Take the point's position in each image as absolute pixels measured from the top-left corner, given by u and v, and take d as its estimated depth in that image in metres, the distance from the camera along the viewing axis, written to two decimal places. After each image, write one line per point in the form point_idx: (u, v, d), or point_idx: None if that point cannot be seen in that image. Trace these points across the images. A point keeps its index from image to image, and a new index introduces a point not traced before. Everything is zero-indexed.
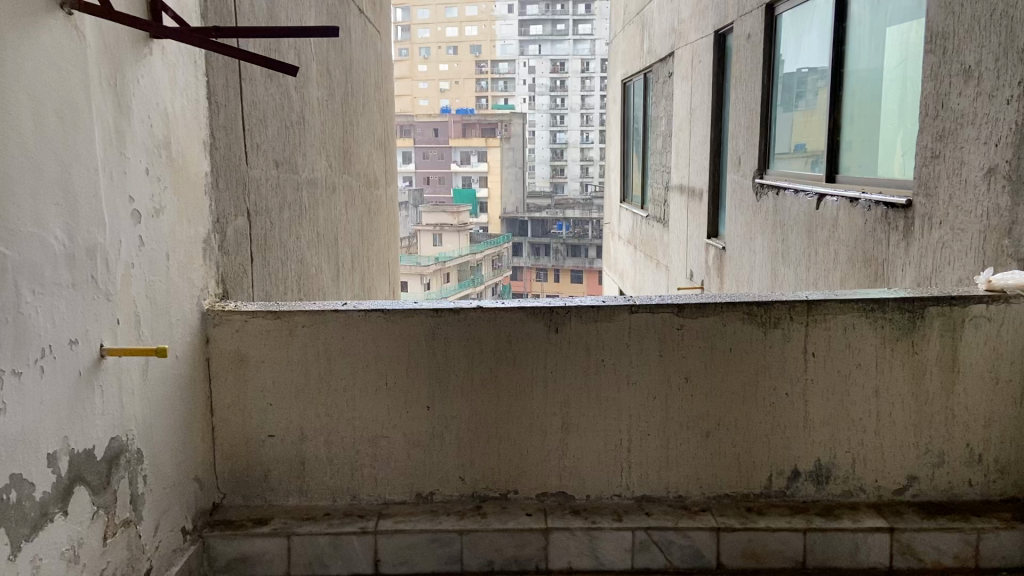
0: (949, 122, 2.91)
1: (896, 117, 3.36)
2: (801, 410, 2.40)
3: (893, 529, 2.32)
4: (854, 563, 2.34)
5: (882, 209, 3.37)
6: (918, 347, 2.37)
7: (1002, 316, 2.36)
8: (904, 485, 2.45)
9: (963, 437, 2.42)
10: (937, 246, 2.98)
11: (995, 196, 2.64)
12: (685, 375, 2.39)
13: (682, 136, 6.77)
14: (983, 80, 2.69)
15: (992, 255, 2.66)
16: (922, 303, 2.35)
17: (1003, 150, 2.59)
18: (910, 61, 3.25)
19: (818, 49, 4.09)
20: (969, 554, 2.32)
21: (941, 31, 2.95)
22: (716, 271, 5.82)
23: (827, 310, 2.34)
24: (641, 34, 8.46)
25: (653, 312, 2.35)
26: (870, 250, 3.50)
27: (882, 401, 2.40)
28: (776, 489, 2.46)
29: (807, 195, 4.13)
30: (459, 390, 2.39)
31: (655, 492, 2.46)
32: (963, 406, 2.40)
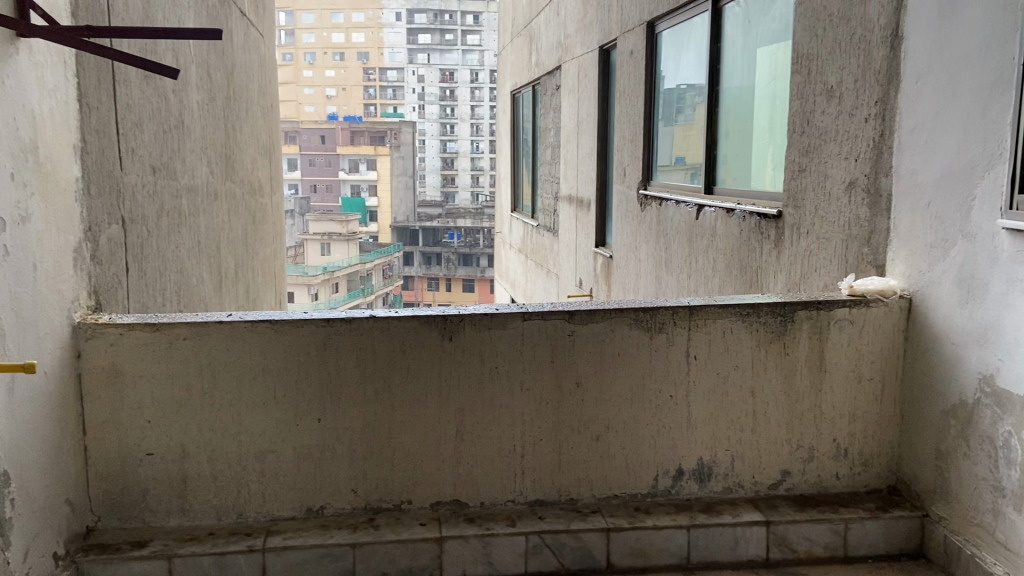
0: (814, 138, 3.11)
1: (767, 133, 3.56)
2: (685, 412, 2.51)
3: (769, 522, 2.45)
4: (735, 556, 2.45)
5: (756, 220, 3.56)
6: (789, 349, 2.52)
7: (863, 319, 2.54)
8: (779, 480, 2.59)
9: (830, 433, 2.59)
10: (805, 254, 3.17)
11: (855, 208, 2.84)
12: (576, 379, 2.44)
13: (569, 148, 6.92)
14: (844, 99, 2.89)
15: (854, 262, 2.86)
16: (792, 307, 2.50)
17: (862, 165, 2.79)
18: (779, 80, 3.45)
19: (695, 67, 4.29)
20: (837, 543, 2.48)
21: (806, 53, 3.15)
22: (604, 279, 5.98)
23: (708, 314, 2.46)
24: (528, 47, 8.61)
25: (544, 319, 2.39)
26: (745, 258, 3.68)
27: (758, 400, 2.53)
28: (662, 488, 2.55)
29: (687, 205, 4.31)
30: (350, 401, 2.35)
31: (547, 495, 2.50)
32: (830, 403, 2.57)
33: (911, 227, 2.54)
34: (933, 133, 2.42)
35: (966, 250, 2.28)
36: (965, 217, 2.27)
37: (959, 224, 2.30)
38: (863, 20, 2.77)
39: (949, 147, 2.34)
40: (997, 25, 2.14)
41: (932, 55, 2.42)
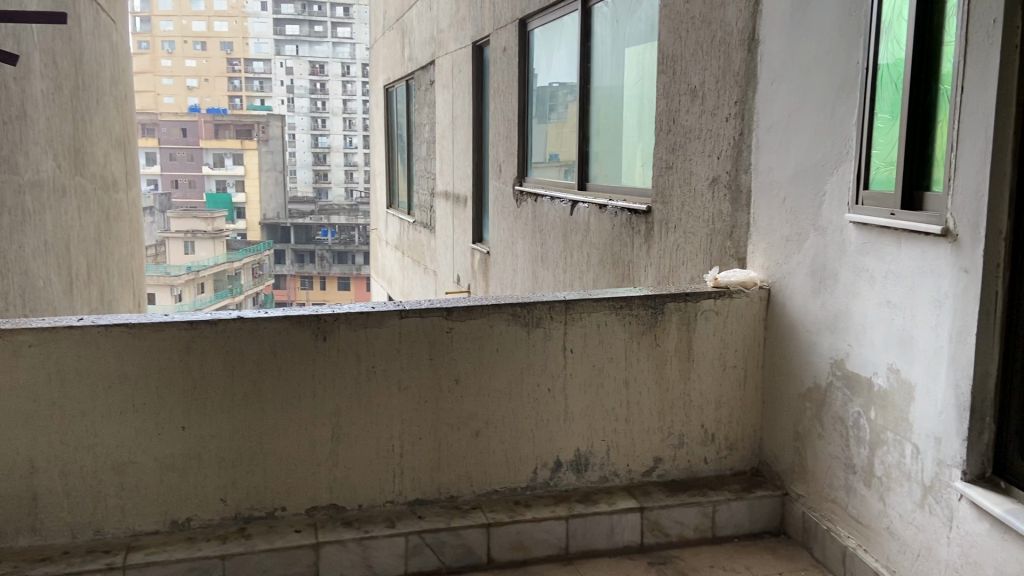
0: (679, 137, 3.23)
1: (636, 131, 3.67)
2: (562, 404, 2.55)
3: (643, 508, 2.53)
4: (611, 544, 2.51)
5: (626, 215, 3.67)
6: (660, 340, 2.61)
7: (726, 309, 2.67)
8: (652, 467, 2.68)
9: (699, 419, 2.70)
10: (673, 248, 3.29)
11: (718, 204, 2.97)
12: (455, 376, 2.43)
13: (444, 144, 6.90)
14: (706, 99, 3.02)
15: (718, 255, 2.99)
16: (662, 299, 2.59)
17: (724, 162, 2.92)
18: (646, 80, 3.56)
19: (567, 65, 4.37)
20: (706, 524, 2.59)
21: (671, 54, 3.27)
22: (481, 274, 6.00)
23: (582, 308, 2.51)
24: (401, 41, 8.51)
25: (422, 316, 2.37)
26: (617, 253, 3.78)
27: (631, 391, 2.61)
28: (541, 480, 2.58)
29: (562, 201, 4.38)
30: (218, 406, 2.25)
31: (427, 494, 2.48)
32: (698, 390, 2.68)
33: (769, 222, 2.68)
34: (787, 132, 2.57)
35: (818, 243, 2.43)
36: (817, 212, 2.43)
37: (811, 218, 2.45)
38: (722, 23, 2.90)
39: (802, 146, 2.49)
40: (843, 32, 2.29)
41: (785, 59, 2.56)
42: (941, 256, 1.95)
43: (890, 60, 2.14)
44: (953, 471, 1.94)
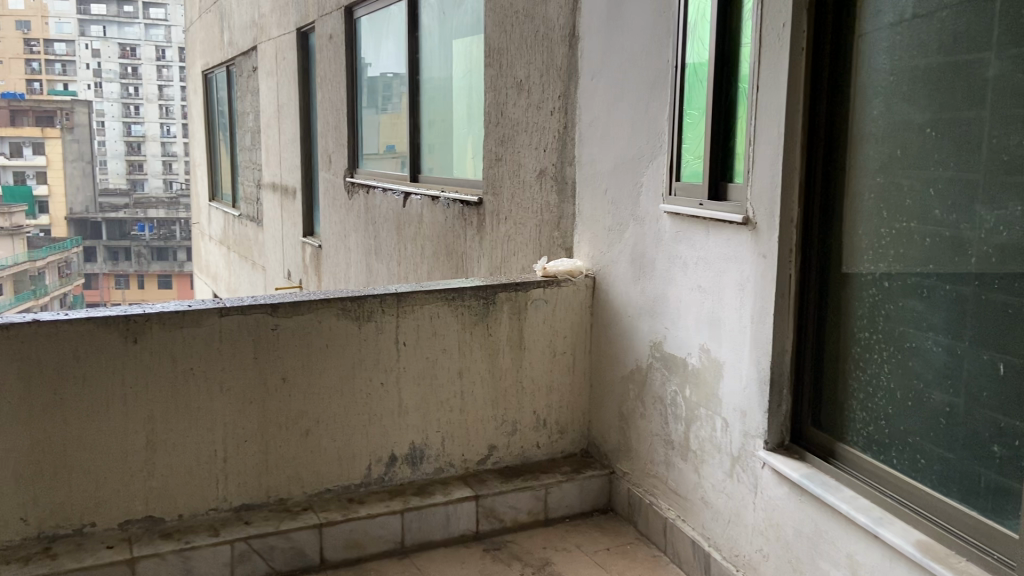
0: (507, 129, 3.27)
1: (466, 122, 3.69)
2: (395, 398, 2.53)
3: (478, 496, 2.55)
4: (447, 534, 2.53)
5: (458, 207, 3.68)
6: (492, 329, 2.64)
7: (555, 297, 2.75)
8: (487, 455, 2.71)
9: (531, 405, 2.76)
10: (504, 239, 3.34)
11: (546, 195, 3.05)
12: (282, 375, 2.35)
13: (271, 134, 6.63)
14: (531, 93, 3.09)
15: (546, 244, 3.08)
16: (493, 289, 2.63)
17: (550, 155, 3.01)
18: (474, 72, 3.60)
19: (396, 56, 4.32)
20: (539, 508, 2.65)
21: (496, 47, 3.31)
22: (313, 269, 5.83)
23: (414, 300, 2.50)
24: (219, 25, 8.08)
25: (245, 314, 2.26)
26: (450, 245, 3.79)
27: (464, 381, 2.63)
28: (375, 476, 2.55)
29: (394, 193, 4.33)
30: (14, 418, 2.05)
31: (254, 498, 2.38)
32: (530, 377, 2.74)
33: (593, 212, 2.79)
34: (608, 126, 2.68)
35: (637, 232, 2.56)
36: (635, 203, 2.56)
37: (631, 208, 2.58)
38: (545, 19, 2.98)
39: (621, 140, 2.61)
40: (655, 32, 2.42)
41: (603, 56, 2.67)
42: (743, 242, 2.11)
43: (696, 60, 2.28)
44: (757, 441, 2.10)
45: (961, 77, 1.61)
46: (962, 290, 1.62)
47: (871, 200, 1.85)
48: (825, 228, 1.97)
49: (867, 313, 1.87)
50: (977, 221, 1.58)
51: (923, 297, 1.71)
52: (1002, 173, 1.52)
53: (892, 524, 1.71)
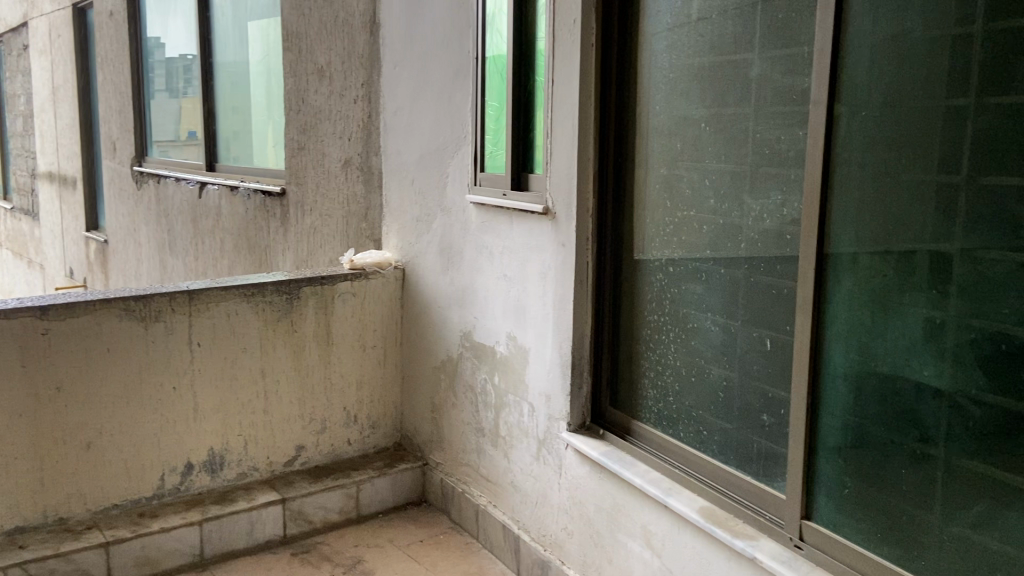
0: (309, 116, 3.16)
1: (265, 109, 3.56)
2: (190, 402, 2.38)
3: (284, 499, 2.47)
4: (252, 541, 2.42)
5: (260, 198, 3.51)
6: (296, 325, 2.55)
7: (363, 290, 2.69)
8: (294, 456, 2.62)
9: (340, 402, 2.70)
10: (309, 232, 3.22)
11: (351, 185, 2.99)
12: (56, 384, 2.15)
13: (46, 118, 6.01)
14: (333, 80, 3.00)
15: (354, 236, 3.01)
16: (296, 284, 2.54)
17: (354, 144, 2.94)
18: (273, 56, 3.47)
19: (188, 37, 4.06)
20: (350, 506, 2.60)
21: (295, 31, 3.18)
22: (100, 266, 5.35)
23: (208, 297, 2.36)
24: None
25: (7, 318, 2.05)
26: (252, 238, 3.61)
27: (267, 380, 2.53)
28: (170, 487, 2.39)
29: (190, 183, 4.06)
30: None
31: (28, 520, 2.17)
32: (338, 373, 2.68)
33: (400, 202, 2.77)
34: (412, 116, 2.67)
35: (444, 222, 2.58)
36: (442, 193, 2.57)
37: (437, 199, 2.59)
38: (344, 4, 2.90)
39: (426, 130, 2.61)
40: (455, 23, 2.43)
41: (406, 45, 2.65)
42: (544, 232, 2.19)
43: (495, 52, 2.31)
44: (561, 423, 2.18)
45: (729, 76, 1.73)
46: (734, 273, 1.76)
47: (657, 190, 1.95)
48: (616, 217, 2.07)
49: (655, 296, 1.98)
50: (745, 210, 1.72)
51: (703, 281, 1.84)
52: (764, 165, 1.66)
53: (679, 494, 1.83)
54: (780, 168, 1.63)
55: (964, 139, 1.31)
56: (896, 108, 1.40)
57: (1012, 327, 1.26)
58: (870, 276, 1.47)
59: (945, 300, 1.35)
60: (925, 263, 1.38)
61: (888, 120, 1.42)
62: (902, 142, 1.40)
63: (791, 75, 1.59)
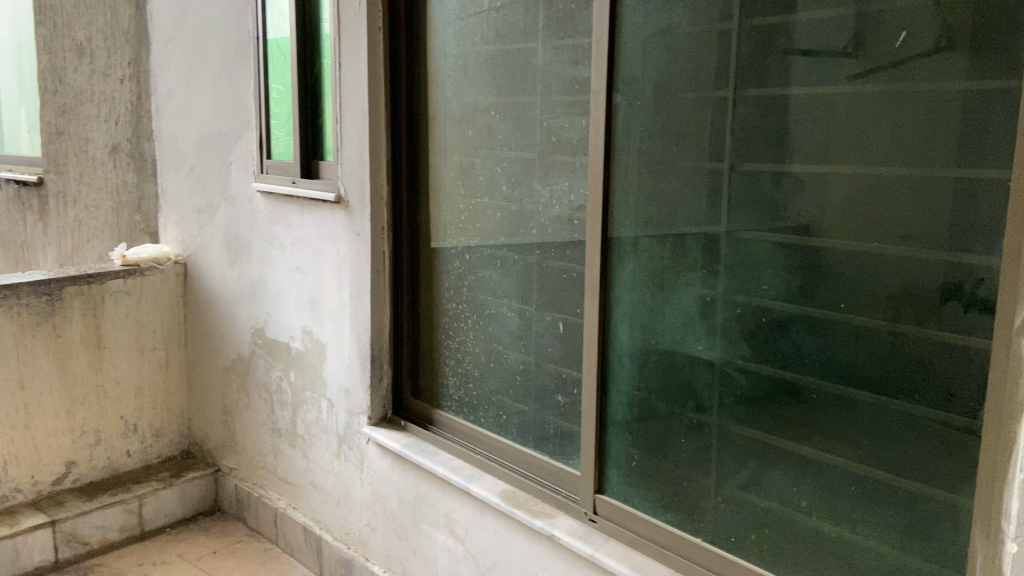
0: (68, 99, 2.86)
1: (18, 89, 3.19)
2: None
3: (54, 522, 2.24)
4: (17, 569, 2.18)
5: (13, 188, 3.12)
6: (60, 330, 2.32)
7: (139, 289, 2.49)
8: (64, 473, 2.39)
9: (116, 411, 2.49)
10: (73, 226, 2.93)
11: (121, 173, 2.74)
12: None
13: None
14: (95, 58, 2.73)
15: (127, 229, 2.76)
16: (59, 284, 2.30)
17: (123, 129, 2.70)
18: (23, 30, 3.11)
19: None
20: (133, 522, 2.41)
21: (48, 4, 2.87)
22: None
23: None
24: None
25: None
26: (7, 235, 3.22)
27: (28, 392, 2.28)
28: None
29: None
30: None
31: None
32: (113, 379, 2.47)
33: (179, 192, 2.57)
34: (187, 98, 2.48)
35: (229, 213, 2.42)
36: (225, 181, 2.41)
37: (220, 188, 2.43)
38: None
39: (205, 114, 2.43)
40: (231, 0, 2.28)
41: (177, 21, 2.46)
42: (336, 222, 2.12)
43: (277, 32, 2.20)
44: (361, 417, 2.13)
45: (516, 65, 1.75)
46: (527, 258, 1.79)
47: (451, 177, 1.95)
48: (411, 204, 2.04)
49: (453, 285, 1.98)
50: (535, 196, 1.75)
51: (498, 267, 1.86)
52: (552, 152, 1.70)
53: (481, 480, 1.84)
54: (566, 155, 1.67)
55: (726, 129, 1.40)
56: (668, 99, 1.48)
57: (770, 301, 1.37)
58: (648, 257, 1.55)
59: (715, 278, 1.45)
60: (696, 245, 1.47)
61: (662, 111, 1.49)
62: (674, 131, 1.48)
63: (572, 64, 1.63)
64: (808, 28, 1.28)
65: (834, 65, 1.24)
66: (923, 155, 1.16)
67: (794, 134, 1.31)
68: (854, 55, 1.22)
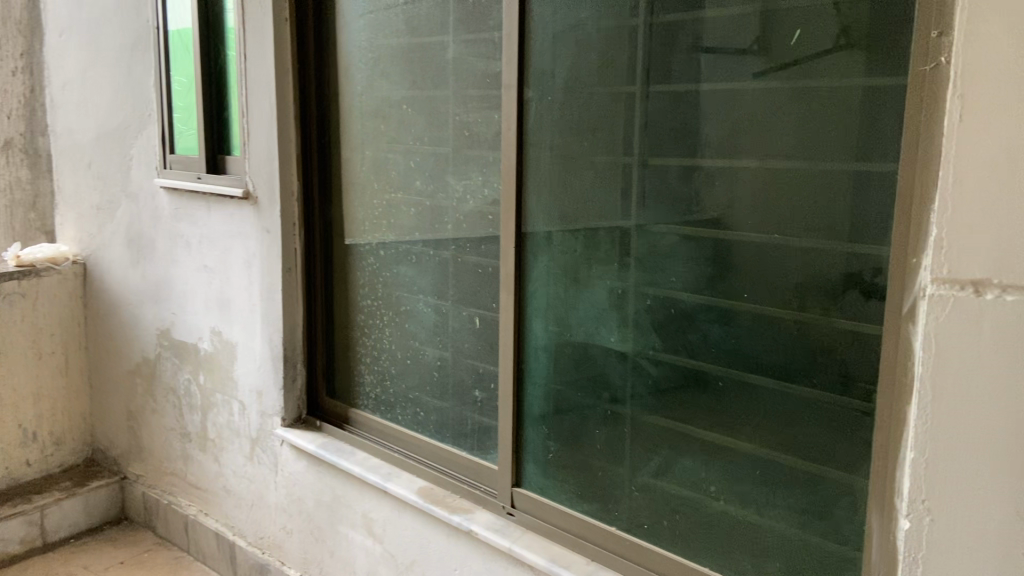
0: None
1: None
2: None
3: None
4: None
5: None
6: None
7: (35, 291, 2.39)
8: None
9: (13, 419, 2.39)
10: None
11: (12, 170, 2.58)
12: None
13: None
14: None
15: (21, 230, 2.62)
16: None
17: (15, 123, 2.55)
18: None
19: None
20: (34, 535, 2.32)
21: None
22: None
23: None
24: None
25: None
26: None
27: None
28: None
29: None
30: None
31: None
32: (10, 386, 2.38)
33: (76, 188, 2.49)
34: (84, 91, 2.39)
35: (131, 210, 2.33)
36: (126, 177, 2.32)
37: (121, 184, 2.34)
38: None
39: (104, 108, 2.35)
40: None
41: (72, 11, 2.36)
42: (245, 218, 2.06)
43: (177, 23, 2.12)
44: (274, 419, 2.07)
45: (427, 59, 1.74)
46: (442, 254, 1.78)
47: (364, 172, 1.92)
48: (323, 200, 2.01)
49: (367, 281, 1.95)
50: (449, 191, 1.74)
51: (413, 263, 1.84)
52: (465, 147, 1.69)
53: (399, 478, 1.82)
54: (480, 150, 1.66)
55: (636, 124, 1.42)
56: (578, 94, 1.50)
57: (678, 292, 1.40)
58: (561, 252, 1.56)
59: (626, 271, 1.47)
60: (607, 239, 1.49)
61: (573, 105, 1.51)
62: (585, 126, 1.49)
63: (483, 59, 1.63)
64: (715, 26, 1.30)
65: (738, 62, 1.28)
66: (821, 149, 1.20)
67: (702, 130, 1.33)
68: (759, 52, 1.25)
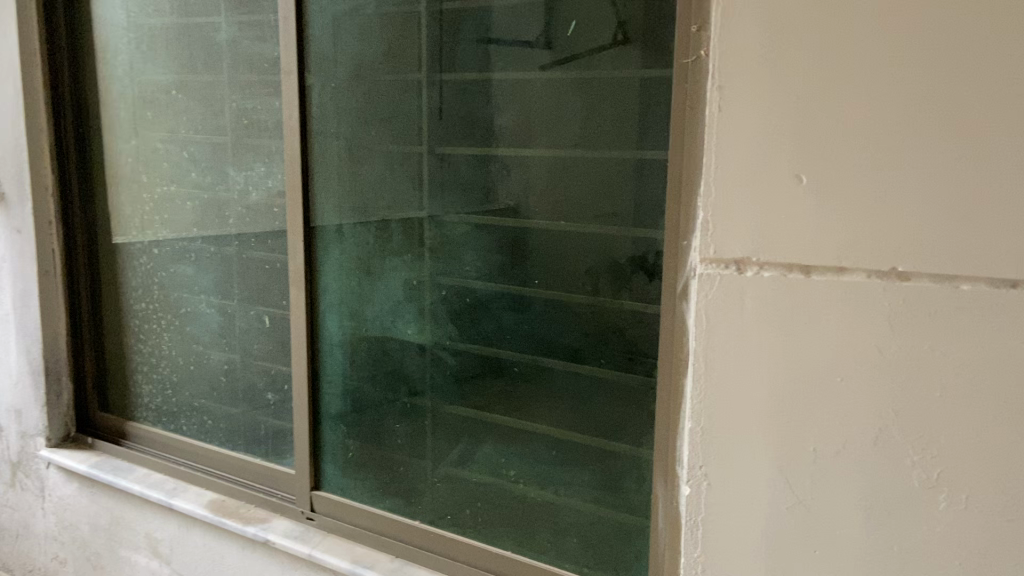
0: None
1: None
2: None
3: None
4: None
5: None
6: None
7: None
8: None
9: None
10: None
11: None
12: None
13: None
14: None
15: None
16: None
17: None
18: None
19: None
20: None
21: None
22: None
23: None
24: None
25: None
26: None
27: None
28: None
29: None
30: None
31: None
32: None
33: None
34: None
35: None
36: None
37: None
38: None
39: None
40: None
41: None
42: None
43: None
44: (36, 440, 1.85)
45: (196, 41, 1.62)
46: (224, 250, 1.67)
47: (133, 163, 1.76)
48: (85, 195, 1.81)
49: (140, 283, 1.80)
50: (230, 182, 1.63)
51: (192, 261, 1.72)
52: (243, 135, 1.59)
53: (186, 492, 1.66)
54: (260, 139, 1.57)
55: (425, 115, 1.42)
56: (364, 82, 1.45)
57: (473, 281, 1.42)
58: (354, 243, 1.50)
59: (421, 263, 1.47)
60: (400, 230, 1.47)
61: (359, 92, 1.46)
62: (374, 115, 1.46)
63: (259, 42, 1.53)
64: (503, 18, 1.32)
65: (524, 54, 1.30)
66: (601, 138, 1.24)
67: (492, 121, 1.35)
68: (544, 45, 1.28)
